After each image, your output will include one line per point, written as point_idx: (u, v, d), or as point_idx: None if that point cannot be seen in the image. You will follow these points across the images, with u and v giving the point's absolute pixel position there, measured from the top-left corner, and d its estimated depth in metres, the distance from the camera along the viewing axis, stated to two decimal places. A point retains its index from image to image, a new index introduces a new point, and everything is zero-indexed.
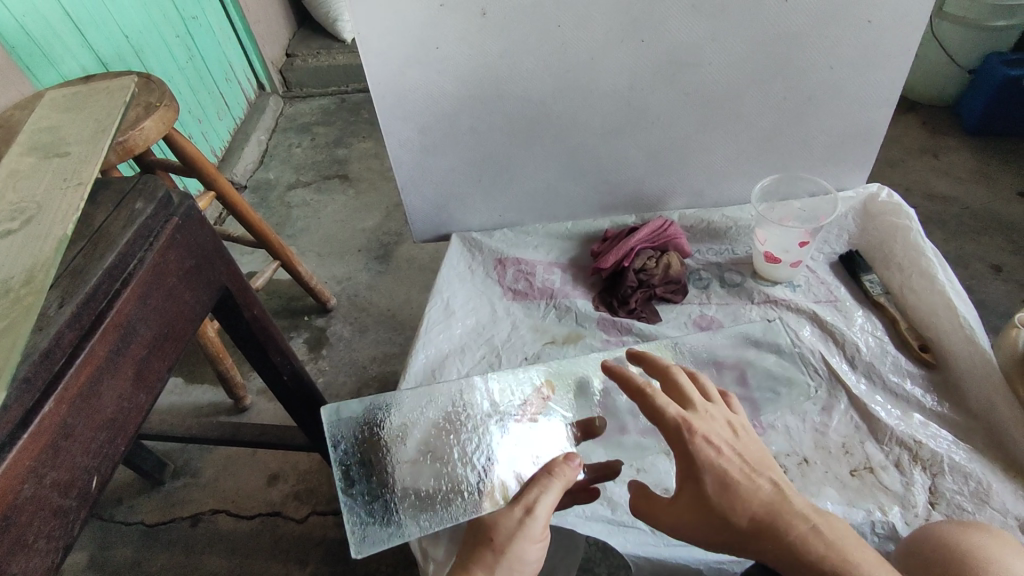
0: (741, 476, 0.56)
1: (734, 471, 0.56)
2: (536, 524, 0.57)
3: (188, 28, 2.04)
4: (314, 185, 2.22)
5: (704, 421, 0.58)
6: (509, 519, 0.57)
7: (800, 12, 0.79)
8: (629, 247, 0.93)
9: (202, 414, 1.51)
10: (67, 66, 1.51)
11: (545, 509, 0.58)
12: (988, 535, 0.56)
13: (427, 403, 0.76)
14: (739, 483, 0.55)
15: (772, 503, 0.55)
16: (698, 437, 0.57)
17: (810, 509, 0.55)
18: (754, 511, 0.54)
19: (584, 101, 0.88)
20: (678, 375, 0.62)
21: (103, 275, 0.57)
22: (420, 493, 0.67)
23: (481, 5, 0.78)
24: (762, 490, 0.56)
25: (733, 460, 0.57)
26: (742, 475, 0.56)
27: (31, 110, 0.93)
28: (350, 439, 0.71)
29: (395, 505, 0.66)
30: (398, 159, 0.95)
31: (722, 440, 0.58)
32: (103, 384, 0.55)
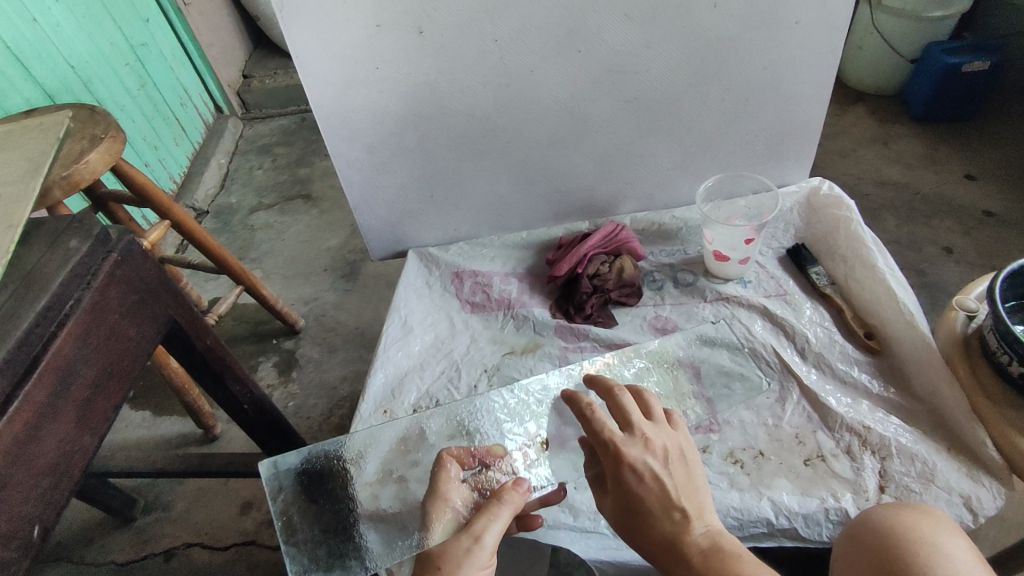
0: (657, 503, 0.57)
1: (652, 499, 0.57)
2: (485, 550, 0.57)
3: (137, 55, 2.01)
4: (277, 207, 2.20)
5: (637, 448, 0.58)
6: (456, 546, 0.57)
7: (728, 17, 0.81)
8: (580, 253, 0.95)
9: (171, 446, 1.48)
10: (11, 101, 1.48)
11: (493, 537, 0.59)
12: (919, 515, 0.58)
13: (380, 434, 0.76)
14: (651, 511, 0.57)
15: (677, 534, 0.56)
16: (623, 466, 0.58)
17: (716, 541, 0.55)
18: (658, 537, 0.56)
19: (527, 113, 0.89)
20: (622, 397, 0.62)
21: (37, 318, 0.56)
22: (363, 536, 0.68)
23: (416, 24, 0.78)
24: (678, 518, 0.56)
25: (656, 489, 0.57)
26: (658, 503, 0.57)
27: None
28: (294, 484, 0.71)
29: (338, 549, 0.67)
30: (347, 179, 0.95)
31: (650, 468, 0.58)
32: (43, 430, 0.55)
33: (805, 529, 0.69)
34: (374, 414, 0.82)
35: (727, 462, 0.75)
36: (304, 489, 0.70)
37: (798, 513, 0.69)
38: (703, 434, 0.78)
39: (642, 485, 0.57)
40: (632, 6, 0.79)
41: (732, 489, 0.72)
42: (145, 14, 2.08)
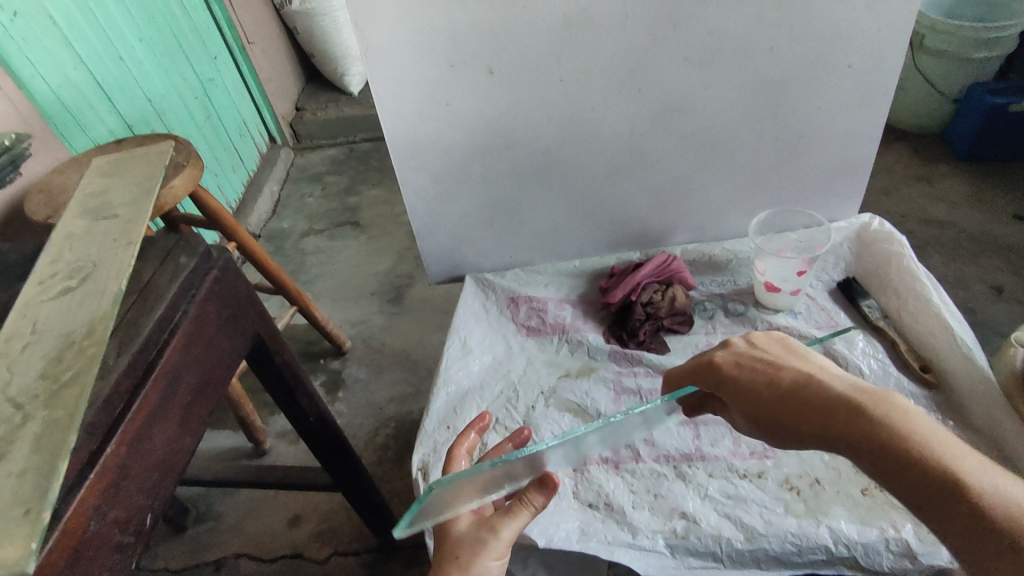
0: (765, 376, 0.57)
1: (758, 376, 0.57)
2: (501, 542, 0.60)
3: (205, 88, 2.15)
4: (326, 232, 2.30)
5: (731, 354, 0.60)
6: (474, 538, 0.60)
7: (782, 61, 0.86)
8: (633, 282, 0.98)
9: (223, 458, 1.54)
10: (97, 130, 1.60)
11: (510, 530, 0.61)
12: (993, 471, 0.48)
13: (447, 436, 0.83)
14: (764, 384, 0.56)
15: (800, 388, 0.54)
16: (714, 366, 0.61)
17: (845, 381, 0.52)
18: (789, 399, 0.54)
19: (587, 147, 0.95)
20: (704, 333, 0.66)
21: (153, 326, 0.62)
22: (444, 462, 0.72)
23: (489, 65, 0.85)
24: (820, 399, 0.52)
25: (756, 371, 0.58)
26: (766, 376, 0.57)
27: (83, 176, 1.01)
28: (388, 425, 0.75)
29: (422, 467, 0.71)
30: (413, 207, 1.01)
31: (744, 358, 0.60)
32: (155, 428, 0.60)
33: (863, 558, 0.70)
34: (436, 430, 0.85)
35: (782, 488, 0.77)
36: None
37: (857, 542, 0.70)
38: (757, 460, 0.80)
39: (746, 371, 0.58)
40: (691, 50, 0.84)
41: (789, 515, 0.74)
42: (214, 51, 2.23)
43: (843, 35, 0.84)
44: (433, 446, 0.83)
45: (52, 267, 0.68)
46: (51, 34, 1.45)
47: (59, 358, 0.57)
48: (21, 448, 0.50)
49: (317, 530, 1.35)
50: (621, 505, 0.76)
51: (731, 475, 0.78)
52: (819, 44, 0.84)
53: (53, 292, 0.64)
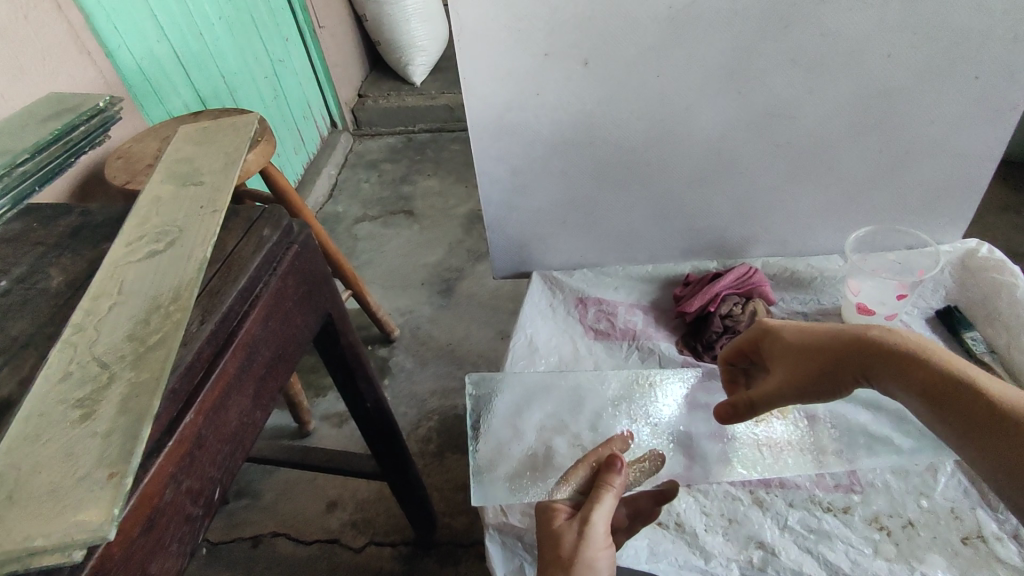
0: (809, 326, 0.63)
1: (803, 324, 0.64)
2: (597, 533, 0.59)
3: (275, 69, 2.18)
4: (380, 220, 2.30)
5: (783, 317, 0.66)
6: (570, 534, 0.59)
7: (900, 70, 0.80)
8: (712, 293, 0.93)
9: (268, 436, 1.55)
10: (173, 103, 1.63)
11: (602, 517, 0.60)
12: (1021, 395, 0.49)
13: (513, 430, 0.81)
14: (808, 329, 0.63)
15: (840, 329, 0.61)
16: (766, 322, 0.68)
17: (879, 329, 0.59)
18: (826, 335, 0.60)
19: (675, 148, 0.90)
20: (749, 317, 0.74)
21: (236, 295, 0.61)
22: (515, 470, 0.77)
23: (584, 56, 0.81)
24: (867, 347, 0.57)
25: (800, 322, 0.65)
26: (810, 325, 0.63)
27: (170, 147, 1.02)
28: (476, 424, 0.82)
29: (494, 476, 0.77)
30: (487, 198, 0.99)
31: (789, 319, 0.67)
32: (231, 399, 0.58)
33: None
34: (502, 430, 0.81)
35: (871, 527, 0.71)
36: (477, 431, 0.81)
37: None
38: (843, 494, 0.74)
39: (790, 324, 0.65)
40: (801, 52, 0.79)
41: (878, 558, 0.69)
42: (286, 33, 2.26)
43: (972, 45, 0.77)
44: (496, 445, 0.80)
45: (139, 229, 0.67)
46: (139, 6, 1.48)
47: (147, 321, 0.55)
48: (109, 409, 0.48)
49: (355, 517, 1.35)
50: (694, 528, 0.73)
51: (814, 508, 0.73)
52: (944, 54, 0.78)
53: (138, 255, 0.63)
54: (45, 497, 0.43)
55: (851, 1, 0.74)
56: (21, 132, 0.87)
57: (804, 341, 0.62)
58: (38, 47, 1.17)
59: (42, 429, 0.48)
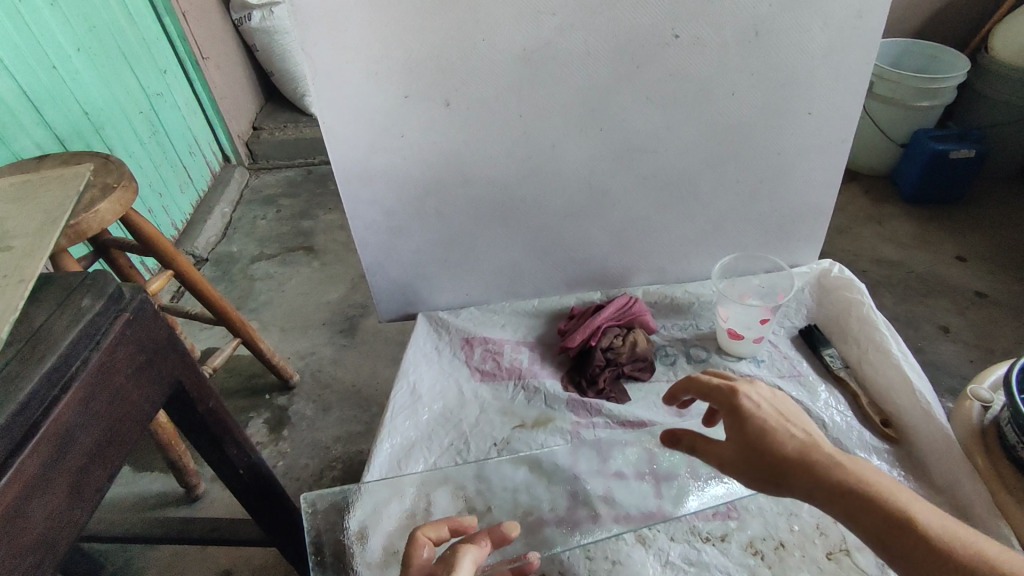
0: (780, 424, 0.59)
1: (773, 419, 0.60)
2: None
3: (152, 104, 2.05)
4: (278, 258, 2.20)
5: (753, 395, 0.61)
6: None
7: (745, 107, 0.84)
8: (592, 327, 0.93)
9: (150, 505, 1.41)
10: (22, 145, 1.48)
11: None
12: None
13: (391, 487, 0.77)
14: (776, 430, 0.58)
15: (807, 445, 0.57)
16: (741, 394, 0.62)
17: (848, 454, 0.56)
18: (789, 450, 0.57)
19: (547, 184, 0.91)
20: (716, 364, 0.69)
21: (42, 378, 0.55)
22: (379, 540, 0.73)
23: (444, 97, 0.80)
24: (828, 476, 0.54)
25: (773, 413, 0.60)
26: (781, 423, 0.59)
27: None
28: (331, 502, 0.76)
29: (353, 551, 0.72)
30: (363, 241, 0.95)
31: (762, 397, 0.62)
32: (34, 502, 0.52)
33: None
34: (369, 496, 0.76)
35: (747, 552, 0.72)
36: (336, 505, 0.75)
37: None
38: (721, 522, 0.75)
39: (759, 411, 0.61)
40: (654, 90, 0.81)
41: None
42: (163, 66, 2.14)
43: (804, 83, 0.83)
44: (374, 507, 0.75)
45: None
46: None
47: None
48: None
49: None
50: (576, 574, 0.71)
51: (694, 539, 0.74)
52: (782, 91, 0.83)
53: None
54: None
55: (693, 43, 0.78)
56: None
57: (766, 445, 0.58)
58: None
59: None
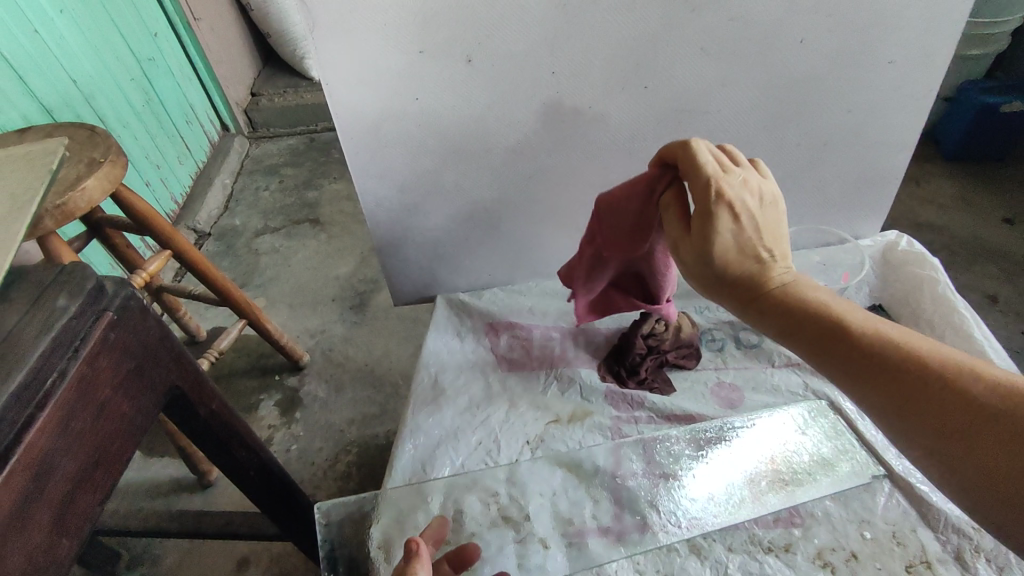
0: (749, 243, 0.55)
1: (745, 235, 0.55)
2: None
3: (144, 70, 1.93)
4: (283, 231, 2.10)
5: (736, 206, 0.54)
6: None
7: (813, 57, 0.73)
8: (623, 228, 0.66)
9: (162, 492, 1.37)
10: (6, 116, 1.38)
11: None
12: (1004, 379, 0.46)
13: (416, 493, 0.71)
14: (741, 253, 0.55)
15: (761, 269, 0.55)
16: (727, 206, 0.54)
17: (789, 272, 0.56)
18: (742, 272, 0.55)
19: (580, 152, 0.80)
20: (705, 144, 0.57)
21: (12, 398, 0.46)
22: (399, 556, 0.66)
23: (466, 52, 0.69)
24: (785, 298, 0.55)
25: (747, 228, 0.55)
26: (748, 242, 0.55)
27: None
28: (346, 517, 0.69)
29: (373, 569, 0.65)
30: (375, 219, 0.85)
31: (745, 206, 0.54)
32: (9, 543, 0.45)
33: None
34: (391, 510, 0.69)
35: (815, 565, 0.65)
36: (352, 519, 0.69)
37: None
38: (784, 529, 0.68)
39: (736, 227, 0.54)
40: (709, 40, 0.70)
41: None
42: (154, 28, 2.00)
43: (885, 26, 0.71)
44: (398, 517, 0.69)
45: None
46: None
47: None
48: None
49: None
50: None
51: (754, 551, 0.66)
52: (858, 39, 0.72)
53: None
54: None
55: None
56: None
57: (732, 268, 0.55)
58: None
59: None
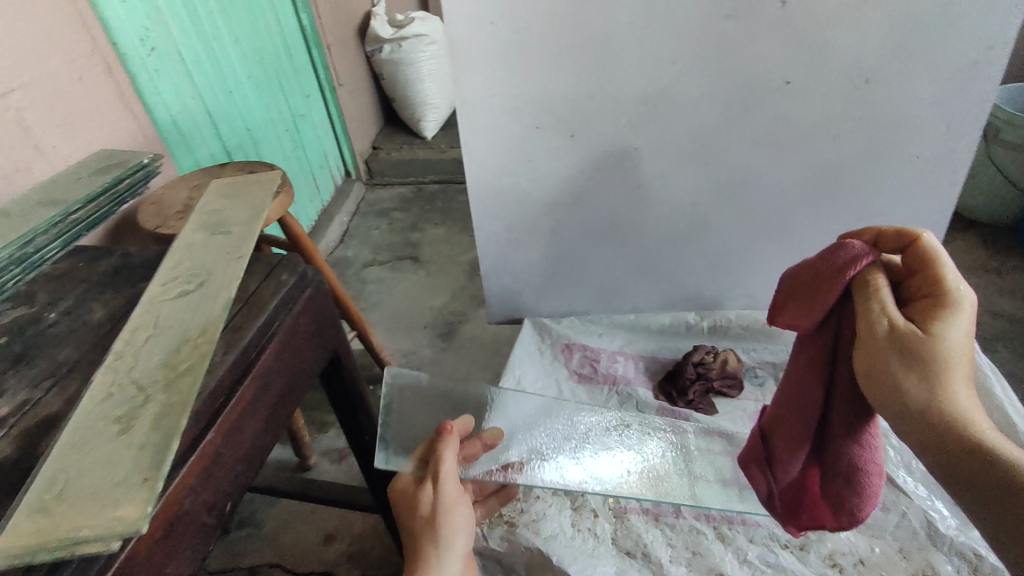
0: (954, 352, 0.56)
1: (956, 345, 0.56)
2: (449, 486, 0.76)
3: (296, 122, 2.34)
4: (388, 265, 2.41)
5: (960, 320, 0.56)
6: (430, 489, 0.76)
7: (849, 148, 0.90)
8: (795, 293, 0.70)
9: (270, 469, 1.61)
10: (200, 153, 1.70)
11: (448, 465, 0.77)
12: None
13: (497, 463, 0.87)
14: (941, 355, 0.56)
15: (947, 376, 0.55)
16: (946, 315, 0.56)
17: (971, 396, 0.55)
18: (932, 371, 0.55)
19: (653, 212, 1.00)
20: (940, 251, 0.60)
21: (257, 330, 0.70)
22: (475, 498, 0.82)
23: (571, 129, 0.91)
24: (974, 431, 0.53)
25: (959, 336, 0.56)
26: (954, 349, 0.56)
27: (232, 212, 0.89)
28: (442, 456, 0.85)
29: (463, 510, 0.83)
30: (484, 250, 1.09)
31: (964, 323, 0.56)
32: (245, 423, 0.66)
33: None
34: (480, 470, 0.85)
35: (827, 563, 0.91)
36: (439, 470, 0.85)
37: None
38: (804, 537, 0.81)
39: (952, 333, 0.56)
40: (762, 131, 0.89)
41: None
42: (308, 91, 2.43)
43: (912, 126, 0.87)
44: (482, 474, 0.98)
45: (173, 272, 0.76)
46: (177, 67, 1.59)
47: (178, 351, 0.64)
48: (143, 425, 0.56)
49: (350, 551, 1.39)
50: (659, 558, 0.91)
51: None
52: (888, 137, 0.89)
53: (173, 293, 0.73)
54: (86, 498, 0.50)
55: (799, 89, 0.84)
56: (74, 183, 1.00)
57: (927, 368, 0.55)
58: (91, 104, 1.24)
59: (87, 440, 0.55)
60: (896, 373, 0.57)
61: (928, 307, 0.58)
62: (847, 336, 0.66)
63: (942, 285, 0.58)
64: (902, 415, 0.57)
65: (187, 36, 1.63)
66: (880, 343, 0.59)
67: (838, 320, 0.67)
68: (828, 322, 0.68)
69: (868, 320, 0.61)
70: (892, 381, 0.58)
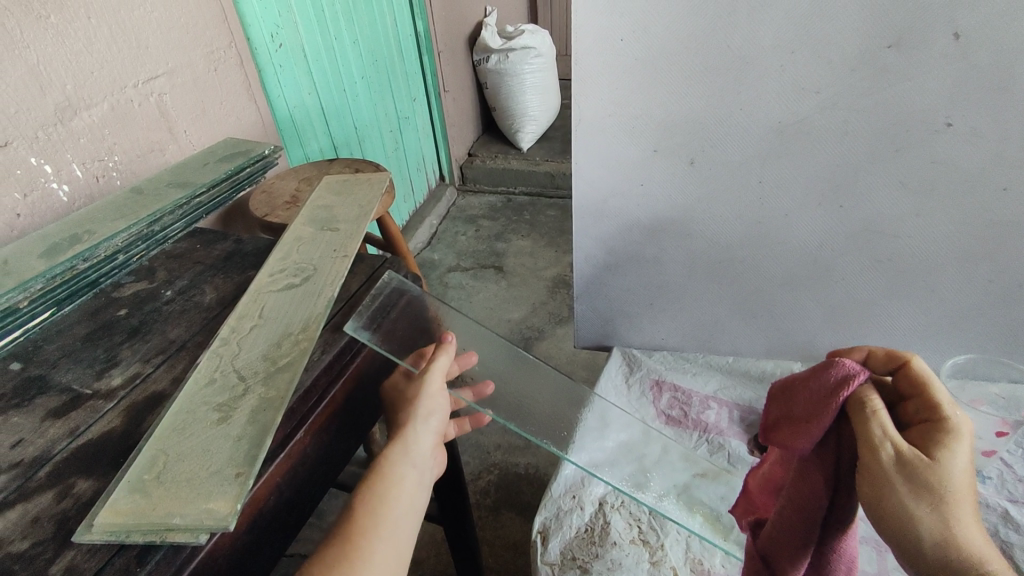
0: (954, 480, 0.52)
1: (954, 472, 0.52)
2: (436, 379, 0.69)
3: (400, 124, 2.40)
4: (472, 272, 2.43)
5: (958, 447, 0.53)
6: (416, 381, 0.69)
7: (1015, 205, 0.79)
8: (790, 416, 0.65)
9: None
10: (311, 148, 1.78)
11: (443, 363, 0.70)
12: None
13: None
14: (941, 482, 0.52)
15: (948, 506, 0.52)
16: (946, 441, 0.53)
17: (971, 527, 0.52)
18: (931, 498, 0.52)
19: (770, 251, 0.93)
20: (933, 373, 0.57)
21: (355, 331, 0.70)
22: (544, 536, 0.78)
23: (691, 156, 0.86)
24: (988, 567, 0.49)
25: (958, 463, 0.53)
26: (953, 475, 0.52)
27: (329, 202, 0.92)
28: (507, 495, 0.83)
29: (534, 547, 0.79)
30: (580, 272, 1.06)
31: (962, 449, 0.53)
32: (332, 424, 0.66)
33: None
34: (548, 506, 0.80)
35: None
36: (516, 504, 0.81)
37: None
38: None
39: (951, 459, 0.53)
40: (911, 175, 0.79)
41: None
42: (414, 94, 2.49)
43: None
44: (557, 511, 0.94)
45: (281, 264, 0.78)
46: (300, 65, 1.67)
47: (279, 344, 0.64)
48: (241, 416, 0.56)
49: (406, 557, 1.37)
50: None
51: None
52: None
53: (279, 285, 0.74)
54: (182, 483, 0.50)
55: (968, 133, 0.74)
56: (202, 168, 1.06)
57: (924, 493, 0.52)
58: (222, 94, 1.32)
59: (187, 424, 0.56)
60: (894, 497, 0.53)
61: (925, 431, 0.55)
62: (851, 460, 0.59)
63: (940, 408, 0.55)
64: (902, 544, 0.53)
65: (312, 36, 1.71)
66: (883, 471, 0.54)
67: (837, 445, 0.60)
68: (824, 447, 0.60)
69: (866, 442, 0.55)
70: (900, 511, 0.52)
